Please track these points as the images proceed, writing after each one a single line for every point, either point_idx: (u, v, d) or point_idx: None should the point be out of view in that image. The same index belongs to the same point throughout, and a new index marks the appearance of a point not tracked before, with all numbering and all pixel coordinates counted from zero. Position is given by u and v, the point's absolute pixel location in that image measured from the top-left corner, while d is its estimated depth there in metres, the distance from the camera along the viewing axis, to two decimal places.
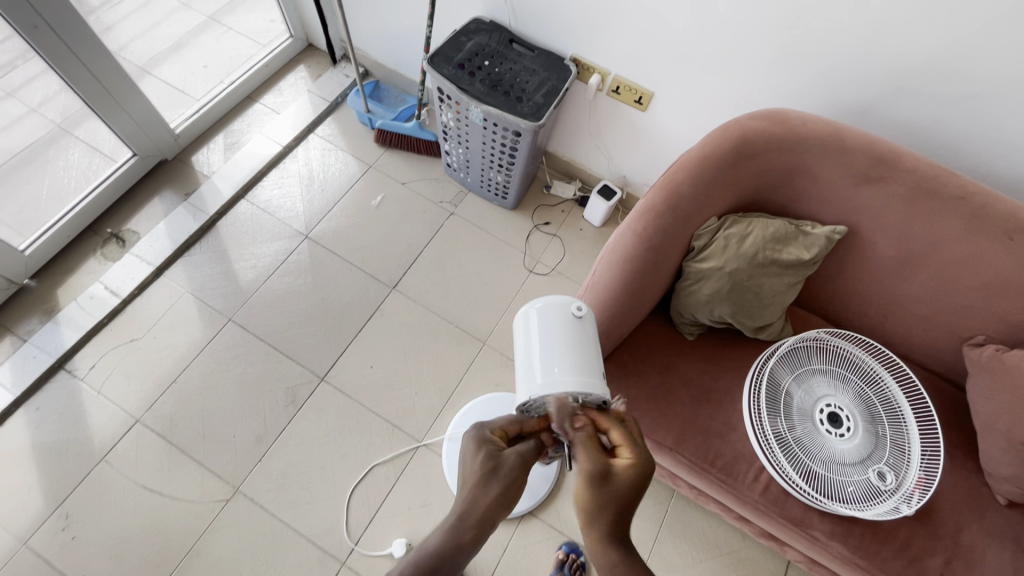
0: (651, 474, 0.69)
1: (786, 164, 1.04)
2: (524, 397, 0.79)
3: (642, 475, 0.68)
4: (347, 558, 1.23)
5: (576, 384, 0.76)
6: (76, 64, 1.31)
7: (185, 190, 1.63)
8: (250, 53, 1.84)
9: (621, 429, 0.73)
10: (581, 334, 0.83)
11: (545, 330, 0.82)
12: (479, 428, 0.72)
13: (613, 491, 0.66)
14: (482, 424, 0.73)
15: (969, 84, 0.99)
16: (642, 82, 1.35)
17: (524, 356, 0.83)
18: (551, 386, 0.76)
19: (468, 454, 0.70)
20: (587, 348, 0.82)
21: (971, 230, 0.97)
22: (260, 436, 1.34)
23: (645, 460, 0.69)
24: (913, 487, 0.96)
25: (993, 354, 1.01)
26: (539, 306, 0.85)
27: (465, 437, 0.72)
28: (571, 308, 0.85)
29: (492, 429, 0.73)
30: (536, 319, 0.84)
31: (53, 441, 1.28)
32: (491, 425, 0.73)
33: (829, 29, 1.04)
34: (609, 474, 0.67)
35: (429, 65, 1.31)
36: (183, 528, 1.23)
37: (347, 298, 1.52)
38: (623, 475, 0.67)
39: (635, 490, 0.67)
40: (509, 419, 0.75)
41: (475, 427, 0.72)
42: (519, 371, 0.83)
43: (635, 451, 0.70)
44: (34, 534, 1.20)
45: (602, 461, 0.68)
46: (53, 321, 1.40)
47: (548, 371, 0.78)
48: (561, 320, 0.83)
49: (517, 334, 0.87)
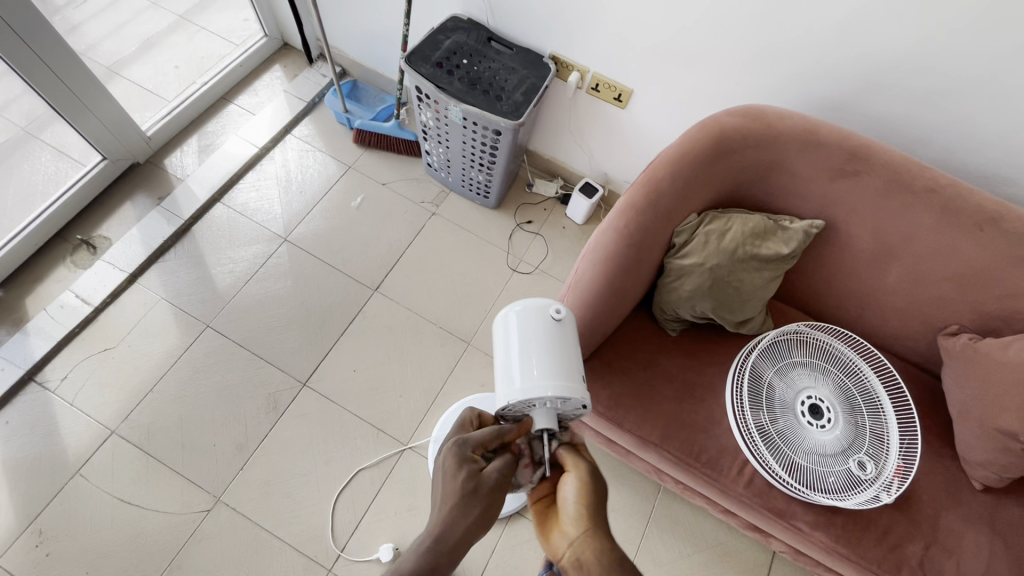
0: None
1: (763, 160, 1.04)
2: (503, 400, 0.79)
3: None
4: (333, 565, 1.22)
5: (555, 387, 0.77)
6: (40, 65, 1.26)
7: (158, 194, 1.59)
8: (222, 53, 1.80)
9: None
10: (560, 337, 0.83)
11: (525, 334, 0.83)
12: (460, 447, 0.70)
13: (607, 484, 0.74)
14: (463, 440, 0.71)
15: (940, 78, 1.01)
16: (621, 79, 1.35)
17: (503, 359, 0.82)
18: (531, 389, 0.76)
19: (449, 475, 0.68)
20: (566, 350, 0.82)
21: (944, 222, 0.99)
22: (241, 444, 1.31)
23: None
24: (892, 475, 0.98)
25: (967, 343, 1.03)
26: (517, 309, 0.86)
27: (443, 455, 0.70)
28: (550, 311, 0.85)
29: (473, 445, 0.71)
30: (515, 322, 0.84)
31: (24, 456, 1.24)
32: (472, 442, 0.71)
33: (804, 26, 1.05)
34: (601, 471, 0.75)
35: (407, 64, 1.30)
36: (164, 541, 1.20)
37: (329, 301, 1.50)
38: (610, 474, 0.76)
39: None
40: (489, 432, 0.73)
41: (456, 445, 0.70)
42: (498, 374, 0.83)
43: None
44: (6, 553, 1.16)
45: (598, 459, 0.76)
46: (22, 332, 1.36)
47: (528, 373, 0.78)
48: (540, 323, 0.83)
49: (495, 338, 0.87)
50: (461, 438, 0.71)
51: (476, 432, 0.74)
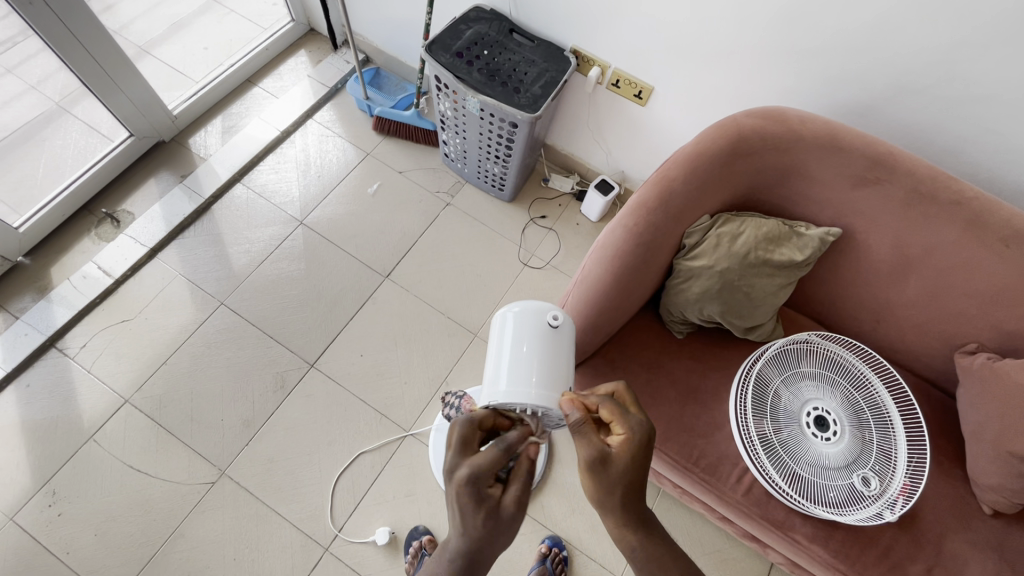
0: (647, 441, 0.70)
1: (782, 163, 1.02)
2: (486, 399, 0.81)
3: (640, 446, 0.70)
4: (330, 544, 1.24)
5: (536, 397, 0.78)
6: (75, 44, 1.30)
7: (182, 172, 1.63)
8: (251, 36, 1.82)
9: (609, 404, 0.72)
10: (553, 345, 0.84)
11: (519, 337, 0.85)
12: (469, 479, 0.66)
13: (616, 472, 0.69)
14: (469, 464, 0.67)
15: (972, 88, 0.98)
16: (642, 76, 1.33)
17: (494, 358, 0.85)
18: (513, 396, 0.78)
19: (462, 508, 0.66)
20: (556, 360, 0.84)
21: (967, 235, 0.96)
22: (248, 420, 1.34)
23: (639, 430, 0.70)
24: (897, 493, 0.95)
25: (985, 362, 1.00)
26: (516, 309, 0.87)
27: (466, 506, 0.66)
28: (548, 316, 0.86)
29: (484, 475, 0.67)
30: (511, 322, 0.87)
31: (42, 418, 1.29)
32: (485, 475, 0.67)
33: (833, 28, 1.02)
34: (608, 460, 0.69)
35: (427, 53, 1.30)
36: (170, 508, 1.24)
37: (340, 285, 1.52)
38: (620, 455, 0.69)
39: (634, 464, 0.69)
40: (498, 460, 0.67)
41: (467, 478, 0.66)
42: (488, 372, 0.85)
43: (626, 426, 0.71)
44: (21, 510, 1.20)
45: (598, 445, 0.69)
46: (45, 300, 1.41)
47: (514, 379, 0.80)
48: (536, 329, 0.85)
49: (492, 333, 0.90)
50: (468, 465, 0.67)
51: (481, 459, 0.67)
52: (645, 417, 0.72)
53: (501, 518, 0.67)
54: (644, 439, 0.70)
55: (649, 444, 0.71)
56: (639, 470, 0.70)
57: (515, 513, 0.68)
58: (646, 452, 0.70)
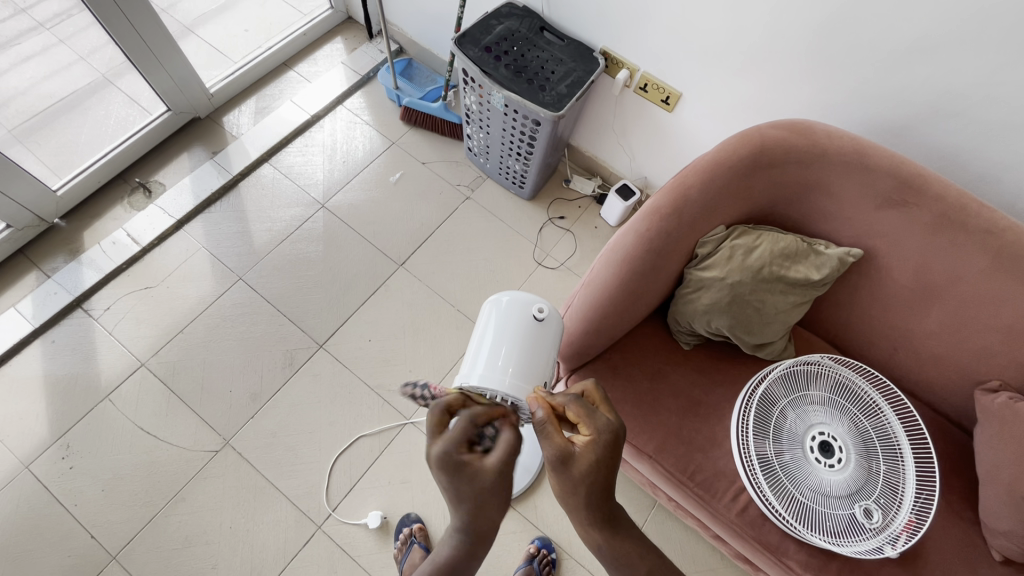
0: (614, 442, 0.70)
1: (806, 178, 0.99)
2: (461, 381, 0.83)
3: (605, 447, 0.69)
4: (323, 523, 1.26)
5: (508, 385, 0.81)
6: (123, 22, 1.35)
7: (214, 148, 1.68)
8: (290, 21, 1.86)
9: (576, 404, 0.71)
10: (535, 337, 0.86)
11: (503, 325, 0.87)
12: (444, 450, 0.67)
13: (578, 472, 0.68)
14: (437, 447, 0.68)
15: (1014, 113, 0.93)
16: (670, 82, 1.31)
17: (476, 341, 0.88)
18: (487, 380, 0.81)
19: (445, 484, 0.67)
20: (537, 353, 0.85)
21: (996, 267, 0.91)
22: (254, 393, 1.37)
23: (605, 430, 0.69)
24: (901, 529, 0.91)
25: (1006, 402, 0.95)
26: (505, 299, 0.89)
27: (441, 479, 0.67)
28: (533, 308, 0.88)
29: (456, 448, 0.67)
30: (499, 310, 0.89)
31: (62, 374, 1.35)
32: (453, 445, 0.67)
33: (870, 43, 0.99)
34: (571, 458, 0.68)
35: (456, 47, 1.31)
36: (174, 472, 1.28)
37: (355, 270, 1.54)
38: (584, 456, 0.68)
39: (600, 465, 0.68)
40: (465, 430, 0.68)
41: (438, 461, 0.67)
42: (468, 354, 0.87)
43: (592, 427, 0.70)
44: (36, 460, 1.26)
45: (561, 445, 0.68)
46: (76, 261, 1.47)
47: (490, 365, 0.82)
48: (521, 319, 0.87)
49: (480, 317, 0.92)
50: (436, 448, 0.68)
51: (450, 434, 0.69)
52: (615, 419, 0.71)
53: (488, 482, 0.67)
54: (611, 438, 0.69)
55: (615, 444, 0.70)
56: (606, 472, 0.69)
57: (507, 471, 0.67)
58: (613, 452, 0.69)
